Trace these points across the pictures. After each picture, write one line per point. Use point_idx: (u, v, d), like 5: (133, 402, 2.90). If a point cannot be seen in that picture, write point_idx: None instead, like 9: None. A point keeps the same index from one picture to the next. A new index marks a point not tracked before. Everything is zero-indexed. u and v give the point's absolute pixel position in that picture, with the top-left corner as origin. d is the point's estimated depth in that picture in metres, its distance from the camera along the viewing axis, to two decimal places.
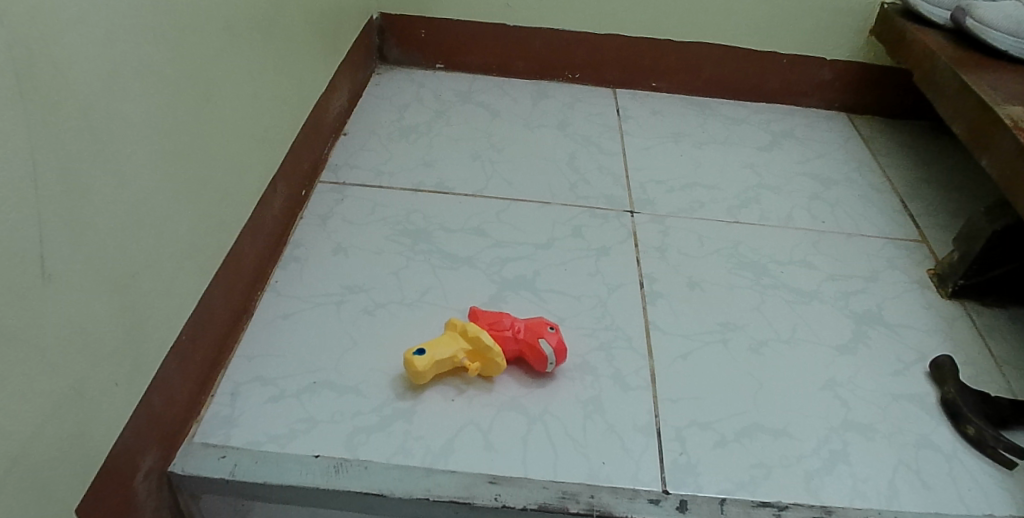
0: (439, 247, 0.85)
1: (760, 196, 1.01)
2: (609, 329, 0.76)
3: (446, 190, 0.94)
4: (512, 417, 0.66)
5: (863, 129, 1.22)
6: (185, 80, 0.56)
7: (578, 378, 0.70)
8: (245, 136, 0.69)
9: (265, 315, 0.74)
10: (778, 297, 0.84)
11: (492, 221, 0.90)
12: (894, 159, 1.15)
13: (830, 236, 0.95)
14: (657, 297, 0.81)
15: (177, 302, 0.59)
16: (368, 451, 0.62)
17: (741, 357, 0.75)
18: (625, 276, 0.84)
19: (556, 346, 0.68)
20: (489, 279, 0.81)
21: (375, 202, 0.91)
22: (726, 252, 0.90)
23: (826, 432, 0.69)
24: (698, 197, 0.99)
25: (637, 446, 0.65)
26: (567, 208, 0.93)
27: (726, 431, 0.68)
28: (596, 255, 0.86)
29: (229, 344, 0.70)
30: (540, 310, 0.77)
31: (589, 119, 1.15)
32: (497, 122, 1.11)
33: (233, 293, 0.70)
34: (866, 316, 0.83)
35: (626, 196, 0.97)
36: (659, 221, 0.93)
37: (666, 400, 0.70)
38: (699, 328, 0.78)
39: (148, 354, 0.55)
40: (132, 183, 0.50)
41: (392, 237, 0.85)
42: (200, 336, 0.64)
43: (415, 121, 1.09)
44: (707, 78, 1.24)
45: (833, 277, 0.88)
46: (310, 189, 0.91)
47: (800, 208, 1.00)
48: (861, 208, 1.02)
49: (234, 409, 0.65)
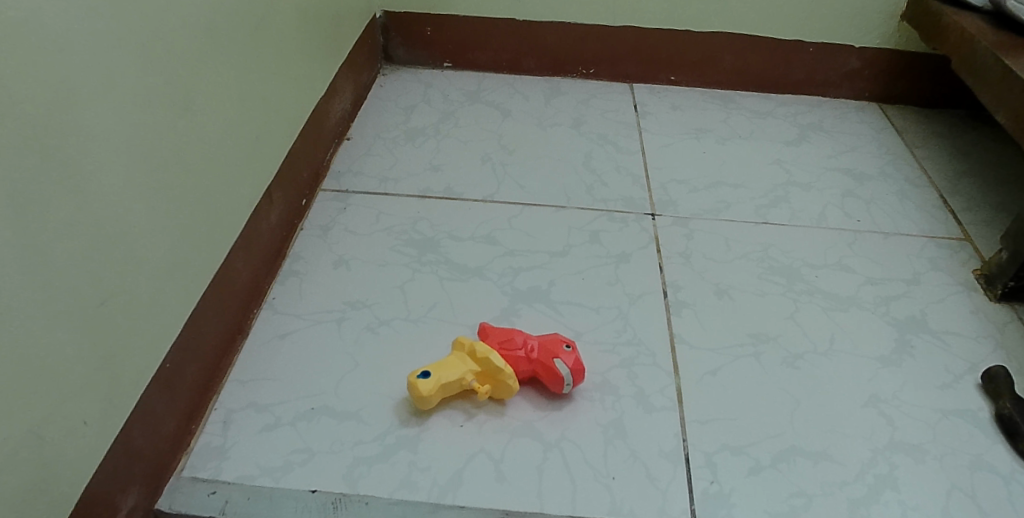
0: (447, 256, 0.80)
1: (789, 195, 0.95)
2: (630, 344, 0.70)
3: (454, 196, 0.89)
4: (526, 443, 0.61)
5: (898, 121, 1.14)
6: (158, 88, 0.51)
7: (598, 399, 0.65)
8: (233, 147, 0.64)
9: (261, 335, 0.69)
10: (814, 305, 0.78)
11: (503, 227, 0.84)
12: (931, 152, 1.07)
13: (866, 237, 0.89)
14: (682, 307, 0.75)
15: (160, 327, 0.54)
16: (369, 485, 0.57)
17: (776, 372, 0.69)
18: (648, 284, 0.78)
19: (573, 366, 0.62)
20: (500, 290, 0.75)
21: (378, 211, 0.86)
22: (756, 256, 0.83)
23: (870, 455, 0.63)
24: (724, 197, 0.93)
25: (663, 474, 0.60)
26: (584, 211, 0.88)
27: (761, 455, 0.62)
28: (615, 262, 0.80)
29: (222, 368, 0.65)
30: (555, 323, 0.72)
31: (605, 117, 1.09)
32: (508, 122, 1.05)
33: (225, 315, 0.66)
34: (908, 323, 0.77)
35: (646, 197, 0.91)
36: (683, 223, 0.87)
37: (693, 422, 0.64)
38: (729, 339, 0.72)
39: (128, 386, 0.51)
40: (97, 202, 0.45)
41: (398, 248, 0.80)
42: (187, 364, 0.59)
43: (422, 123, 1.04)
44: (727, 69, 1.17)
45: (871, 281, 0.82)
46: (310, 198, 0.87)
47: (832, 206, 0.94)
48: (899, 206, 0.96)
49: (226, 439, 0.60)
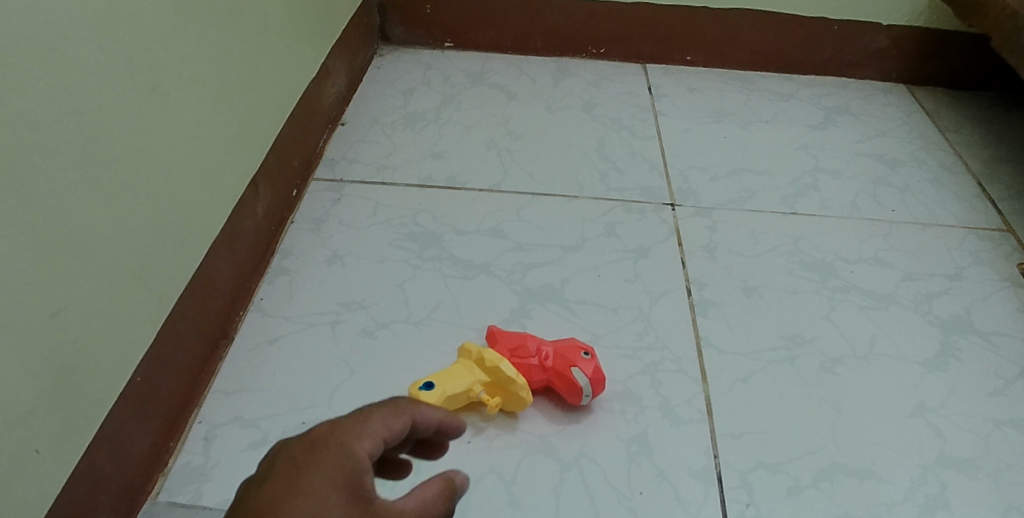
0: (450, 251, 0.73)
1: (817, 183, 0.88)
2: (653, 348, 0.64)
3: (457, 185, 0.82)
4: (540, 462, 0.55)
5: (927, 103, 1.08)
6: (114, 67, 0.45)
7: (619, 411, 0.59)
8: (210, 135, 0.58)
9: (247, 340, 0.63)
10: (850, 303, 0.71)
11: (511, 219, 0.78)
12: (965, 137, 1.01)
13: (902, 228, 0.83)
14: (708, 306, 0.69)
15: (128, 339, 0.48)
16: None
17: (813, 379, 0.63)
18: (669, 280, 0.71)
19: (593, 375, 0.56)
20: (509, 289, 0.69)
21: (375, 202, 0.79)
22: (785, 249, 0.77)
23: (919, 472, 0.57)
24: (747, 185, 0.86)
25: (695, 496, 0.53)
26: (598, 202, 0.81)
27: (801, 474, 0.56)
28: (634, 257, 0.74)
29: (203, 378, 0.59)
30: (570, 326, 0.66)
31: (617, 99, 1.02)
32: (514, 106, 0.99)
33: (206, 320, 0.59)
34: (952, 323, 0.71)
35: (665, 186, 0.85)
36: (705, 214, 0.81)
37: (725, 435, 0.58)
38: (760, 342, 0.66)
39: (90, 408, 0.44)
40: (41, 199, 0.39)
41: (397, 242, 0.74)
42: (161, 377, 0.53)
43: (422, 107, 0.97)
44: (746, 49, 1.10)
45: (910, 277, 0.76)
46: (302, 189, 0.80)
47: (864, 195, 0.87)
48: (935, 195, 0.89)
49: (208, 459, 0.54)
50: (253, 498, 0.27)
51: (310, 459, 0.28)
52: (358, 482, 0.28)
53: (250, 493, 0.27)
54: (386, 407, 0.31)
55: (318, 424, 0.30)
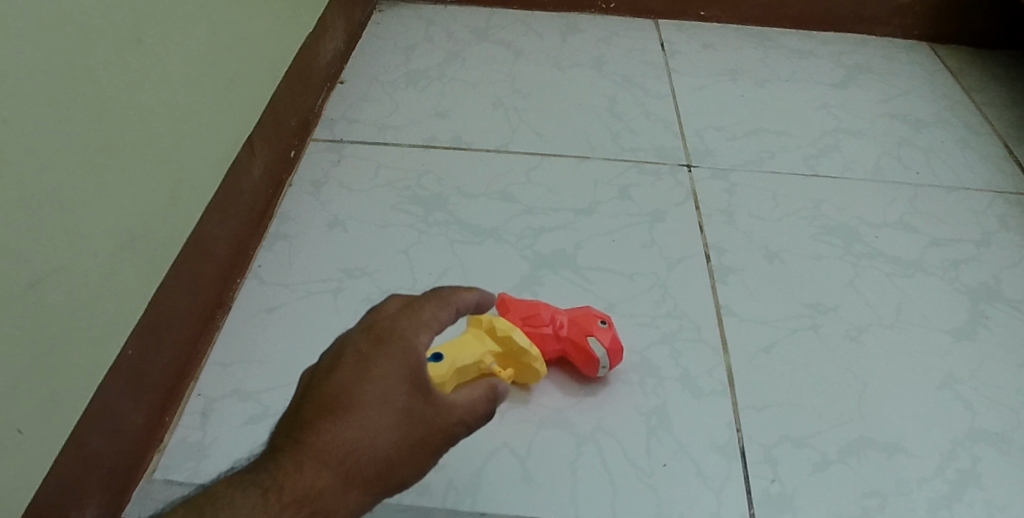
0: (456, 215, 0.70)
1: (839, 144, 0.84)
2: (671, 317, 0.61)
3: (463, 146, 0.79)
4: (555, 436, 0.52)
5: (951, 62, 1.03)
6: (91, 12, 0.40)
7: (636, 383, 0.56)
8: (201, 90, 0.54)
9: (245, 309, 0.60)
10: (875, 269, 0.68)
11: (520, 181, 0.74)
12: (991, 97, 0.97)
13: (927, 191, 0.79)
14: (727, 272, 0.66)
15: (117, 310, 0.45)
16: None
17: (838, 349, 0.60)
18: (687, 246, 0.68)
19: (610, 345, 0.53)
20: (519, 255, 0.66)
21: (377, 163, 0.76)
22: (807, 213, 0.73)
23: (949, 446, 0.54)
24: (766, 146, 0.82)
25: (717, 472, 0.51)
26: (610, 163, 0.77)
27: (827, 448, 0.53)
28: (649, 221, 0.70)
29: (200, 349, 0.56)
30: (584, 293, 0.63)
31: (629, 56, 0.97)
32: (521, 63, 0.94)
33: (201, 288, 0.56)
34: (981, 290, 0.68)
35: (680, 147, 0.81)
36: (722, 176, 0.77)
37: (748, 408, 0.55)
38: (782, 310, 0.63)
39: (76, 384, 0.41)
40: (13, 156, 0.35)
41: (400, 206, 0.70)
42: (154, 349, 0.50)
43: (424, 64, 0.93)
44: (763, 3, 1.05)
45: (936, 243, 0.72)
46: (300, 150, 0.76)
47: (887, 156, 0.84)
48: (960, 157, 0.85)
49: (205, 434, 0.51)
50: (338, 370, 0.36)
51: (375, 351, 0.36)
52: (416, 370, 0.36)
53: (330, 377, 0.36)
54: (435, 299, 0.40)
55: (380, 321, 0.38)
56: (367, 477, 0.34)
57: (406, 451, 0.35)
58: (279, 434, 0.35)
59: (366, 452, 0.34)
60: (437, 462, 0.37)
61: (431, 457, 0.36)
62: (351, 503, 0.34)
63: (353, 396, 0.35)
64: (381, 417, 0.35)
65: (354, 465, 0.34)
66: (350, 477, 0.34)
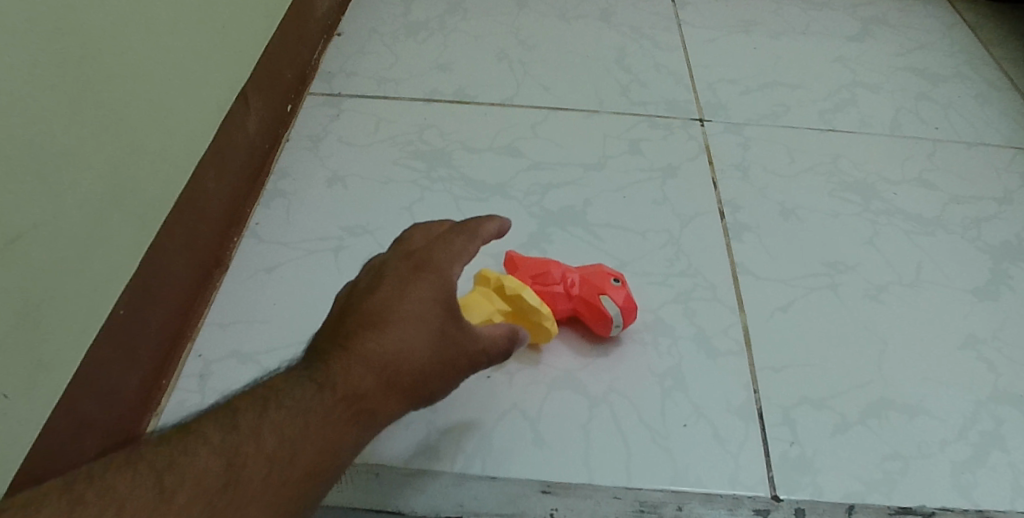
0: (460, 171, 0.67)
1: (855, 98, 0.81)
2: (685, 276, 0.59)
3: (466, 100, 0.75)
4: (567, 397, 0.50)
5: (969, 15, 0.99)
6: None
7: (650, 343, 0.54)
8: (191, 35, 0.51)
9: (243, 268, 0.58)
10: (894, 227, 0.66)
11: (526, 136, 0.71)
12: (1010, 51, 0.93)
13: (946, 147, 0.76)
14: (742, 230, 0.63)
15: (105, 268, 0.42)
16: (379, 451, 0.47)
17: (857, 308, 0.58)
18: (700, 202, 0.66)
19: (624, 304, 0.51)
20: (526, 211, 0.63)
21: (378, 118, 0.73)
22: (824, 169, 0.71)
23: (973, 408, 0.52)
24: (781, 100, 0.79)
25: (734, 435, 0.49)
26: (620, 117, 0.74)
27: (848, 410, 0.51)
28: (661, 177, 0.68)
29: (197, 310, 0.54)
30: (595, 251, 0.60)
31: (637, 7, 0.93)
32: (524, 14, 0.90)
33: (196, 247, 0.54)
34: (1004, 249, 0.65)
35: (692, 101, 0.78)
36: (736, 131, 0.74)
37: (765, 369, 0.53)
38: (799, 269, 0.61)
39: (64, 346, 0.39)
40: None
41: (402, 161, 0.68)
42: (147, 310, 0.48)
43: (424, 15, 0.89)
44: None
45: (957, 200, 0.70)
46: (297, 105, 0.73)
47: (905, 111, 0.81)
48: (980, 112, 0.82)
49: (204, 398, 0.50)
50: (381, 290, 0.41)
51: (415, 277, 0.42)
52: (449, 298, 0.42)
53: (377, 295, 0.41)
54: (464, 237, 0.44)
55: (417, 253, 0.43)
56: (406, 385, 0.39)
57: (439, 366, 0.40)
58: (325, 341, 0.39)
59: (408, 361, 0.39)
60: (461, 382, 0.43)
61: (458, 375, 0.42)
62: (393, 405, 0.39)
63: (398, 311, 0.40)
64: (420, 333, 0.40)
65: (398, 371, 0.39)
66: (392, 382, 0.38)
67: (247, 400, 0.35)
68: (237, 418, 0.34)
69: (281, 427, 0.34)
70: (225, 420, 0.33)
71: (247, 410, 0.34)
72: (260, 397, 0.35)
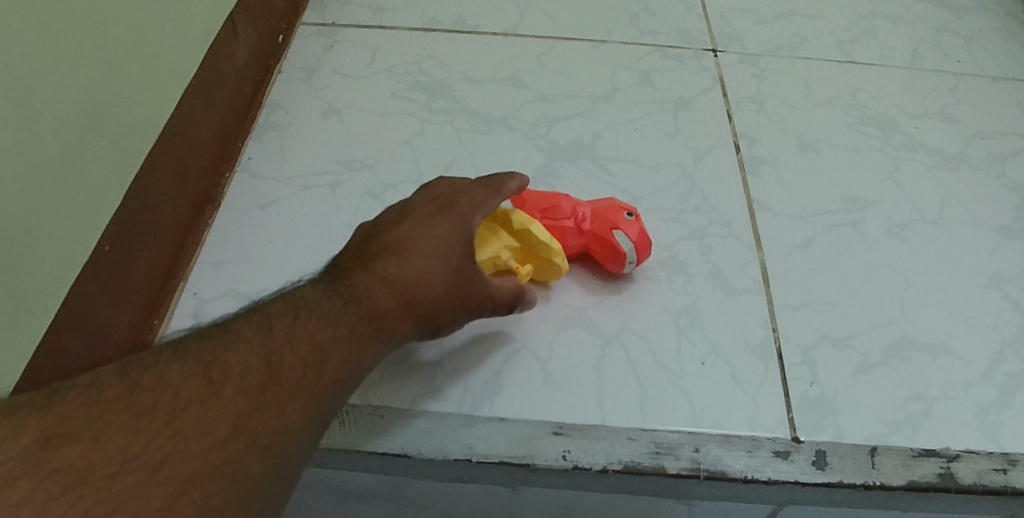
0: (462, 103, 0.64)
1: (875, 29, 0.77)
2: (699, 212, 0.56)
3: (467, 29, 0.71)
4: (579, 337, 0.48)
5: None
6: None
7: (664, 281, 0.52)
8: None
9: (236, 204, 0.54)
10: (916, 162, 0.63)
11: (531, 66, 0.68)
12: None
13: (969, 80, 0.73)
14: (759, 164, 0.60)
15: (87, 200, 0.39)
16: (383, 394, 0.45)
17: (879, 246, 0.56)
18: (715, 136, 0.62)
19: (637, 240, 0.49)
20: (533, 145, 0.60)
21: (374, 47, 0.69)
22: (843, 102, 0.68)
23: (999, 349, 0.50)
24: (797, 30, 0.75)
25: (753, 375, 0.47)
26: (629, 47, 0.71)
27: (870, 350, 0.49)
28: (673, 109, 0.64)
29: (188, 249, 0.51)
30: (605, 186, 0.57)
31: None
32: None
33: (184, 182, 0.51)
34: None
35: (705, 30, 0.74)
36: (751, 62, 0.71)
37: (784, 307, 0.51)
38: (818, 205, 0.58)
39: (44, 281, 0.36)
40: None
41: (401, 93, 0.64)
42: (133, 247, 0.45)
43: None
44: None
45: (980, 135, 0.67)
46: (288, 34, 0.69)
47: (926, 43, 0.77)
48: (1003, 45, 0.79)
49: None
50: (406, 223, 0.41)
51: (439, 215, 0.41)
52: (469, 240, 0.41)
53: (402, 225, 0.41)
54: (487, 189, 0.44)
55: (445, 193, 0.43)
56: (422, 312, 0.39)
57: (454, 301, 0.40)
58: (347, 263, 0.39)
59: (425, 291, 0.39)
60: (471, 319, 0.42)
61: (469, 313, 0.42)
62: (409, 329, 0.39)
63: (420, 244, 0.40)
64: (438, 265, 0.40)
65: (415, 299, 0.39)
66: (408, 309, 0.39)
67: (279, 307, 0.36)
68: (272, 323, 0.34)
69: (314, 335, 0.35)
70: (261, 323, 0.34)
71: (280, 316, 0.35)
72: (291, 306, 0.36)
